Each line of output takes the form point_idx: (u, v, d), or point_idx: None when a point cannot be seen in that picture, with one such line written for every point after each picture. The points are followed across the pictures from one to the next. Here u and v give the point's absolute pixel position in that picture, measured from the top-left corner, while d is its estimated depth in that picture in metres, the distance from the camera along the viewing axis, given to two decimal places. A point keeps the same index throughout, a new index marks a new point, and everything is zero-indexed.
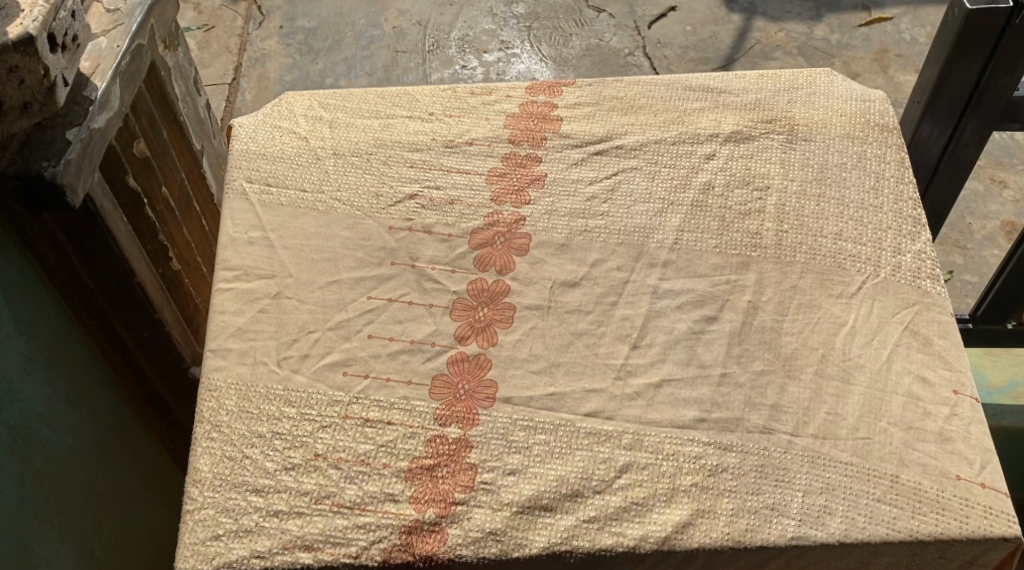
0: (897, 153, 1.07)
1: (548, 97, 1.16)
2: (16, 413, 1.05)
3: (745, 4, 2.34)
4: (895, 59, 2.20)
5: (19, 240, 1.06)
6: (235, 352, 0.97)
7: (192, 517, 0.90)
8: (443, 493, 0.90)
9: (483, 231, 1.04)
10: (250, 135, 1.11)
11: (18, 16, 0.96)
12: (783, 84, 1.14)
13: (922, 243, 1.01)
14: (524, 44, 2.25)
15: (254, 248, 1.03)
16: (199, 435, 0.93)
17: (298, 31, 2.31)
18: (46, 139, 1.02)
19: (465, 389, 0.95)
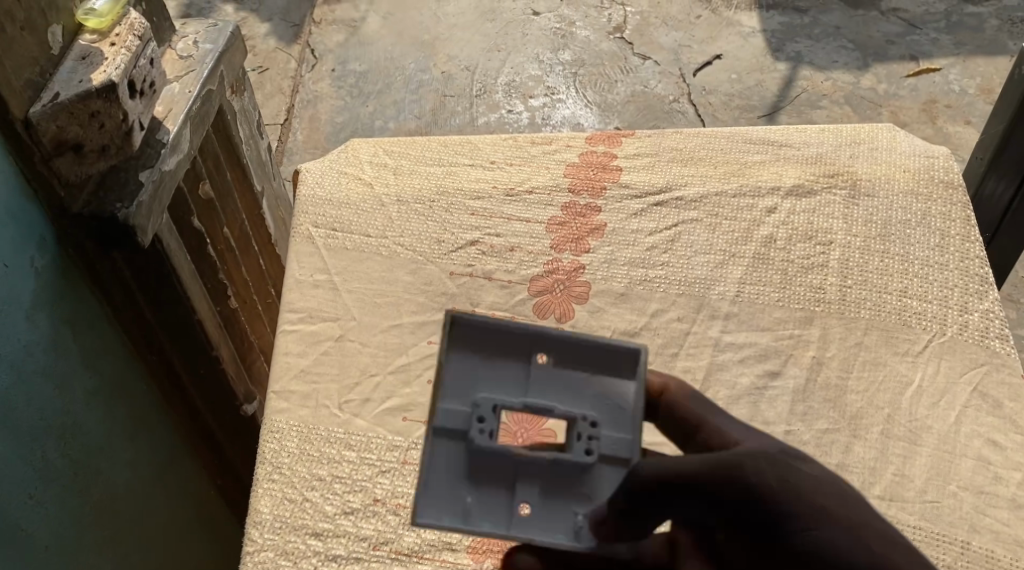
0: (963, 211, 1.06)
1: (608, 147, 1.17)
2: (78, 447, 1.06)
3: (791, 53, 2.33)
4: (944, 110, 2.18)
5: (88, 277, 1.07)
6: (298, 395, 0.98)
7: (252, 560, 0.90)
8: (501, 544, 0.90)
9: (544, 278, 1.04)
10: (317, 181, 1.13)
11: (101, 64, 1.01)
12: (845, 139, 1.14)
13: (990, 302, 1.00)
14: (570, 90, 2.27)
15: (318, 291, 1.04)
16: (261, 477, 0.94)
17: (348, 74, 2.35)
18: (119, 181, 1.04)
19: (523, 438, 0.95)
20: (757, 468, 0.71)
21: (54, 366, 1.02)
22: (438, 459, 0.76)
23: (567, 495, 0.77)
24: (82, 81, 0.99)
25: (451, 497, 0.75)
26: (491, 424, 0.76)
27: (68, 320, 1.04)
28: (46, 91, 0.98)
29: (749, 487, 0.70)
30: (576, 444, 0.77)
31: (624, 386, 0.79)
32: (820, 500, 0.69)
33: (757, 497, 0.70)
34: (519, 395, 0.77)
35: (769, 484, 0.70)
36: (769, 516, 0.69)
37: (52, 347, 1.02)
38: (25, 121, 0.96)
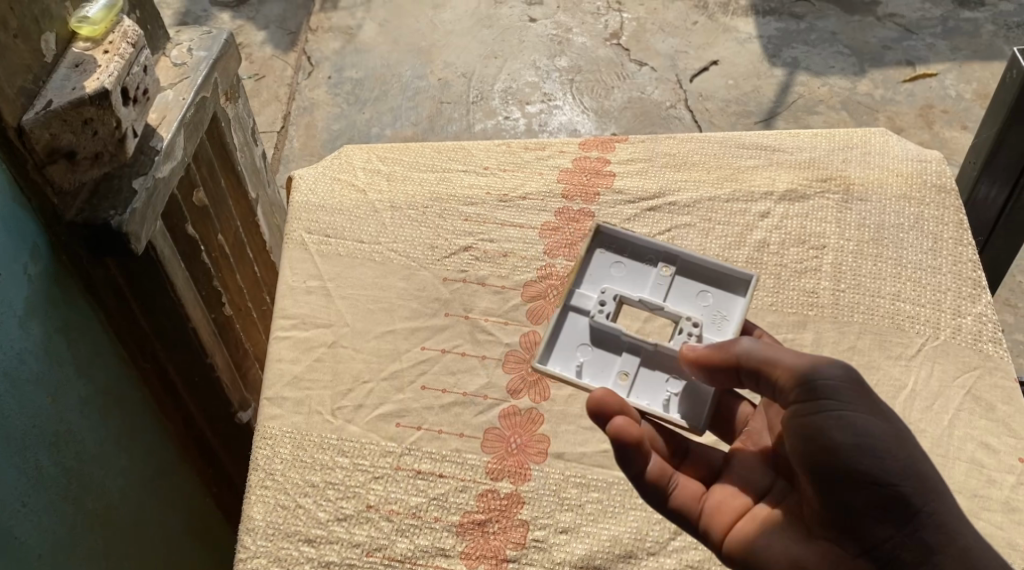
0: (956, 215, 1.06)
1: (601, 152, 1.17)
2: (72, 454, 1.06)
3: (787, 59, 2.33)
4: (941, 115, 2.18)
5: (82, 284, 1.08)
6: (291, 401, 0.98)
7: (245, 566, 0.90)
8: (495, 550, 0.89)
9: (537, 284, 1.04)
10: (311, 187, 1.13)
11: (94, 71, 1.00)
12: (838, 143, 1.14)
13: (983, 305, 1.00)
14: (566, 97, 2.28)
15: (311, 297, 1.04)
16: (253, 483, 0.94)
17: (344, 81, 2.35)
18: (113, 188, 1.04)
19: (517, 443, 0.94)
20: (847, 381, 0.81)
21: (47, 373, 1.02)
22: (564, 325, 0.93)
23: (659, 378, 0.91)
24: (75, 88, 0.99)
25: (572, 348, 0.92)
26: (609, 309, 0.93)
27: (61, 327, 1.04)
28: (39, 99, 0.98)
29: (841, 389, 0.80)
30: (680, 332, 0.92)
31: (725, 299, 0.93)
32: (892, 427, 0.80)
33: (846, 396, 0.80)
34: (637, 295, 0.94)
35: (856, 392, 0.81)
36: (845, 418, 0.79)
37: (45, 354, 1.02)
38: (18, 129, 0.96)
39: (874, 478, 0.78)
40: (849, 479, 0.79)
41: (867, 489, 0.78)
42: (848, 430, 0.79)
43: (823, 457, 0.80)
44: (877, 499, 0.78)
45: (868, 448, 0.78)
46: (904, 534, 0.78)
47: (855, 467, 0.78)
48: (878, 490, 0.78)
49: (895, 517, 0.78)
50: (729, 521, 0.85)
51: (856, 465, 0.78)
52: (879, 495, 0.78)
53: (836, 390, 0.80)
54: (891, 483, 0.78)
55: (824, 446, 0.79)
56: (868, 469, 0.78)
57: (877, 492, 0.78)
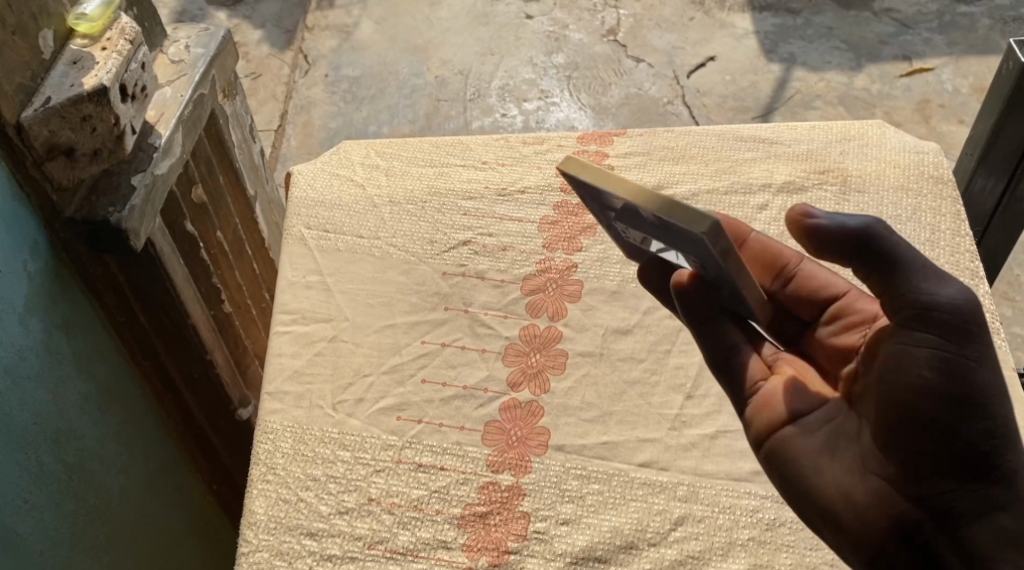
0: (952, 206, 1.07)
1: (599, 146, 1.17)
2: (72, 451, 1.06)
3: (784, 54, 2.34)
4: (938, 109, 2.19)
5: (82, 282, 1.08)
6: (291, 395, 0.98)
7: (247, 560, 0.90)
8: (496, 542, 0.89)
9: (536, 277, 1.05)
10: (309, 183, 1.13)
11: (93, 68, 1.01)
12: (835, 135, 1.14)
13: (980, 295, 1.00)
14: (563, 93, 2.28)
15: (311, 292, 1.04)
16: (255, 477, 0.94)
17: (342, 79, 2.35)
18: (112, 185, 1.05)
19: (517, 436, 0.95)
20: (973, 320, 0.75)
21: (48, 370, 1.02)
22: None
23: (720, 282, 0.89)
24: (73, 85, 0.99)
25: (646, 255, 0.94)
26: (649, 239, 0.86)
27: (61, 324, 1.04)
28: (38, 96, 0.98)
29: (959, 331, 0.74)
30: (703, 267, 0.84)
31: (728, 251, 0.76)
32: (1000, 383, 0.74)
33: (964, 339, 0.74)
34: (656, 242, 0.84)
35: (972, 337, 0.74)
36: (954, 364, 0.74)
37: (46, 352, 1.02)
38: (16, 126, 0.96)
39: (958, 430, 0.74)
40: (935, 427, 0.74)
41: (945, 439, 0.74)
42: (956, 379, 0.74)
43: (918, 401, 0.74)
44: (958, 453, 0.74)
45: (969, 396, 0.73)
46: (974, 495, 0.75)
47: (945, 413, 0.74)
48: (960, 442, 0.74)
49: (971, 476, 0.75)
50: (783, 419, 0.84)
51: (944, 410, 0.74)
52: (957, 445, 0.74)
53: (955, 331, 0.74)
54: (978, 441, 0.74)
55: (922, 388, 0.74)
56: (957, 420, 0.74)
57: (961, 447, 0.74)
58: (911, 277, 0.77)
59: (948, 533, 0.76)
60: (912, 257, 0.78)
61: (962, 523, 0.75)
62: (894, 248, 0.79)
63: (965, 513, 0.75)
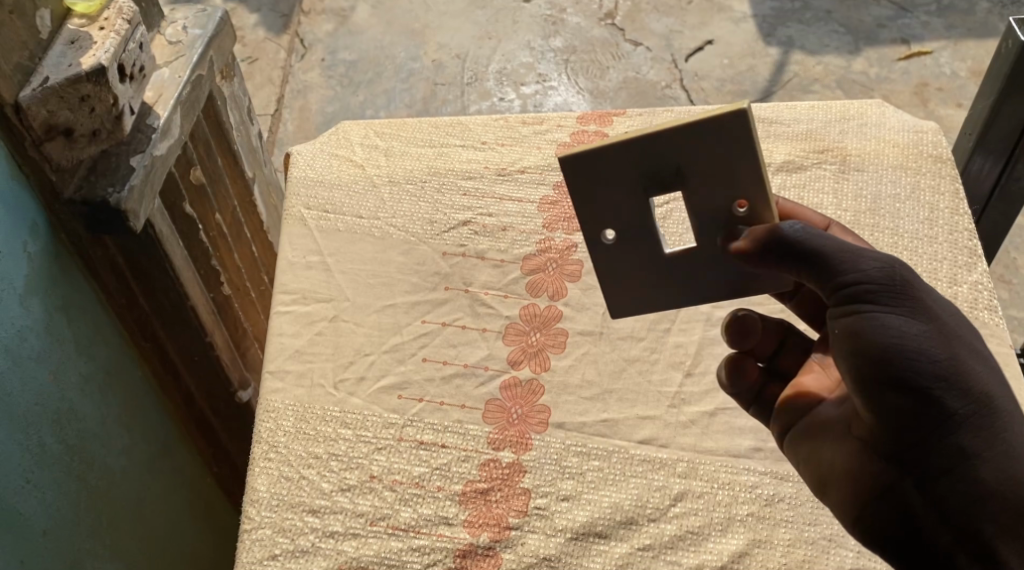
0: (952, 184, 1.07)
1: (599, 126, 1.17)
2: (74, 432, 1.06)
3: (781, 38, 2.33)
4: (936, 93, 2.19)
5: (82, 264, 1.09)
6: (292, 374, 0.99)
7: (250, 537, 0.90)
8: (497, 518, 0.90)
9: (537, 257, 1.05)
10: (309, 164, 1.14)
11: (90, 48, 1.01)
12: (835, 115, 1.14)
13: (979, 273, 1.00)
14: (561, 77, 2.27)
15: (312, 272, 1.05)
16: (257, 456, 0.94)
17: (339, 64, 2.35)
18: (111, 166, 1.04)
19: (518, 413, 0.95)
20: (907, 283, 0.77)
21: (48, 351, 1.03)
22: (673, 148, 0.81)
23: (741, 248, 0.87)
24: (71, 65, 0.99)
25: (707, 150, 0.81)
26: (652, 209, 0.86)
27: (61, 306, 1.04)
28: (36, 75, 0.98)
29: (895, 296, 0.76)
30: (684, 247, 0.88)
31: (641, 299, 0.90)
32: (956, 346, 0.76)
33: (905, 302, 0.76)
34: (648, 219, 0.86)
35: (912, 299, 0.76)
36: (900, 327, 0.75)
37: (46, 333, 1.02)
38: (15, 106, 0.96)
39: (908, 385, 0.74)
40: (899, 396, 0.75)
41: (896, 396, 0.75)
42: (893, 339, 0.75)
43: (873, 369, 0.75)
44: (929, 420, 0.74)
45: (910, 353, 0.74)
46: (957, 462, 0.74)
47: (890, 371, 0.75)
48: (912, 398, 0.74)
49: (947, 443, 0.74)
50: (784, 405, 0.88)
51: (890, 369, 0.75)
52: (914, 402, 0.74)
53: (892, 296, 0.76)
54: (948, 406, 0.74)
55: (874, 357, 0.75)
56: (904, 376, 0.74)
57: (929, 414, 0.74)
58: (831, 266, 0.77)
59: (930, 496, 0.75)
60: (834, 243, 0.78)
61: (941, 480, 0.74)
62: (811, 241, 0.78)
63: (948, 483, 0.74)
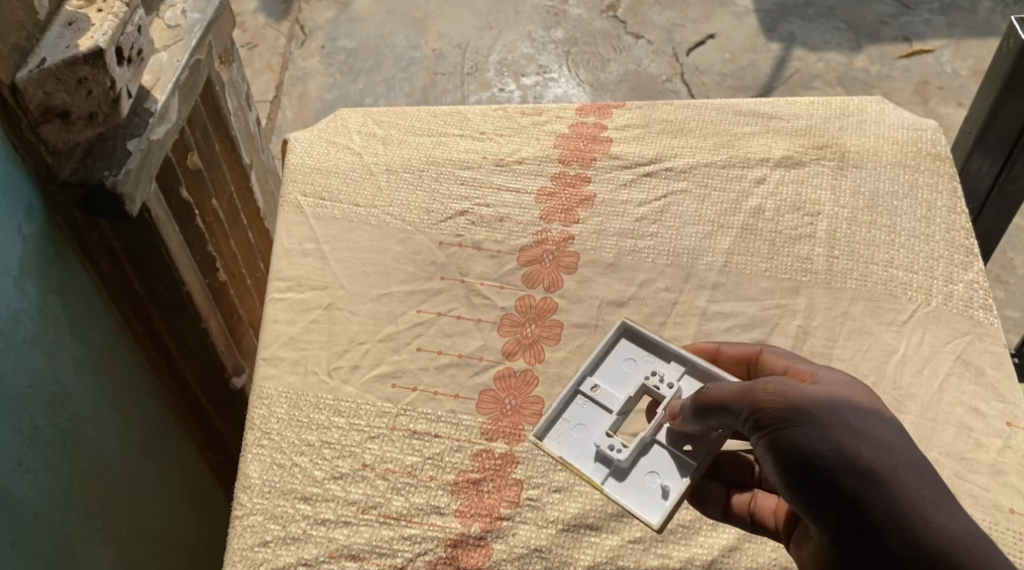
0: (949, 183, 1.07)
1: (598, 118, 1.17)
2: (67, 415, 1.06)
3: (783, 33, 2.33)
4: (936, 92, 2.18)
5: (78, 248, 1.08)
6: (286, 361, 0.98)
7: (241, 523, 0.90)
8: (489, 508, 0.90)
9: (533, 248, 1.05)
10: (306, 150, 1.13)
11: (88, 30, 1.00)
12: (835, 111, 1.14)
13: (974, 273, 1.00)
14: (562, 69, 2.27)
15: (308, 259, 1.05)
16: (249, 442, 0.94)
17: (338, 51, 2.34)
18: (107, 149, 1.04)
19: (511, 404, 0.95)
20: (792, 390, 0.74)
21: (43, 333, 1.02)
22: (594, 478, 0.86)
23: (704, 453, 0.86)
24: (69, 46, 0.98)
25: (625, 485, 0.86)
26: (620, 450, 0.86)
27: (56, 288, 1.04)
28: (33, 57, 0.97)
29: (786, 403, 0.73)
30: (668, 392, 0.88)
31: (663, 361, 0.90)
32: (853, 438, 0.72)
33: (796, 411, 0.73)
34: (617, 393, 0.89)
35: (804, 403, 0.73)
36: (796, 432, 0.72)
37: (41, 315, 1.02)
38: (11, 87, 0.96)
39: (818, 491, 0.71)
40: (817, 502, 0.71)
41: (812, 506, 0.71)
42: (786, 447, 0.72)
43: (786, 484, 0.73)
44: (838, 518, 0.71)
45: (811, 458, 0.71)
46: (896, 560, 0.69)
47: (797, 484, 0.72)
48: (829, 504, 0.71)
49: (873, 539, 0.69)
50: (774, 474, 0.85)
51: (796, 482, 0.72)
52: (830, 508, 0.71)
53: (765, 405, 0.74)
54: (848, 496, 0.70)
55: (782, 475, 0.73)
56: (811, 483, 0.71)
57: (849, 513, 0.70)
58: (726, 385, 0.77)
59: None
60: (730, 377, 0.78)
61: None
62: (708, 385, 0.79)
63: None
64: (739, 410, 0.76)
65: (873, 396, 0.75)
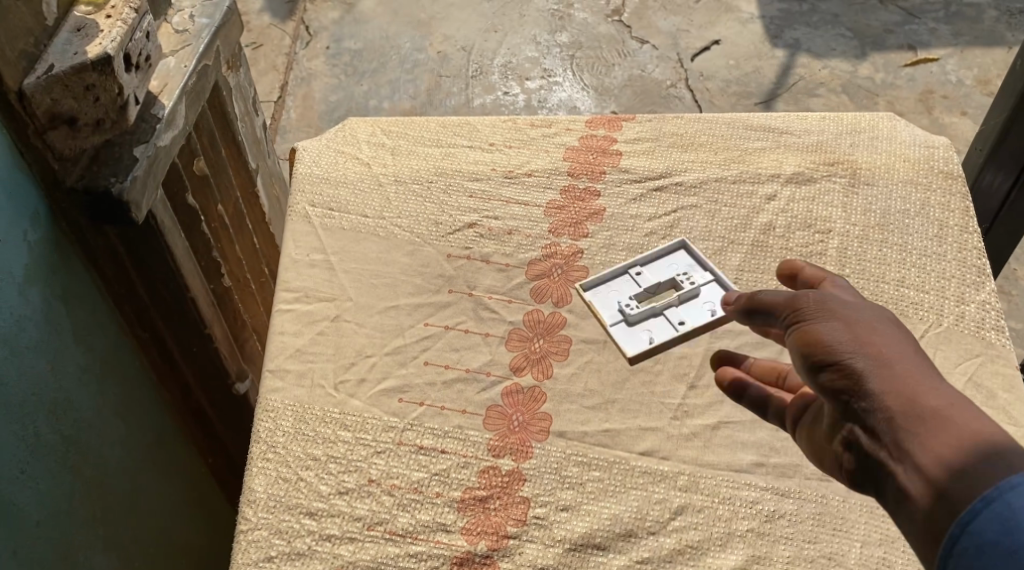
0: (962, 202, 1.06)
1: (607, 131, 1.16)
2: (71, 422, 1.05)
3: (789, 40, 2.32)
4: (941, 101, 2.18)
5: (83, 254, 1.07)
6: (292, 374, 0.98)
7: (246, 538, 0.90)
8: (496, 526, 0.89)
9: (541, 262, 1.04)
10: (314, 160, 1.13)
11: (96, 36, 0.99)
12: (846, 127, 1.14)
13: (986, 293, 1.00)
14: (566, 73, 2.26)
15: (315, 270, 1.04)
16: (255, 455, 0.93)
17: (343, 52, 2.33)
18: (114, 155, 1.03)
19: (519, 421, 0.94)
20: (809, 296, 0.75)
21: (46, 340, 1.02)
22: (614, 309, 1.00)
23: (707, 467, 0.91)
24: (77, 52, 0.98)
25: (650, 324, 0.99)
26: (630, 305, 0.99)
27: (60, 294, 1.03)
28: (41, 63, 0.97)
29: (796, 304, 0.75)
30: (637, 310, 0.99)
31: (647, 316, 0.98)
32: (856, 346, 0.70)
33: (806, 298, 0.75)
34: (615, 306, 1.00)
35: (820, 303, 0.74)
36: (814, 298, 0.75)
37: (45, 321, 1.01)
38: (18, 92, 0.95)
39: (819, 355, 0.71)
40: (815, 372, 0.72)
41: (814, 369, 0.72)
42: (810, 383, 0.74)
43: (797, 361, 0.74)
44: (875, 472, 0.69)
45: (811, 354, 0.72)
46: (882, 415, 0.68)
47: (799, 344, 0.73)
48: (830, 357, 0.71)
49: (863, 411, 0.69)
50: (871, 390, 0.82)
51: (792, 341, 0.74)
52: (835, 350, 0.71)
53: (812, 343, 0.72)
54: (868, 456, 0.69)
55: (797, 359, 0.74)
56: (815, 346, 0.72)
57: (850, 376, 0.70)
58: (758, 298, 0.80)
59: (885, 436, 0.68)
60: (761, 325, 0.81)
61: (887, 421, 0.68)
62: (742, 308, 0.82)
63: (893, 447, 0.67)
64: (782, 310, 0.76)
65: (969, 406, 0.67)
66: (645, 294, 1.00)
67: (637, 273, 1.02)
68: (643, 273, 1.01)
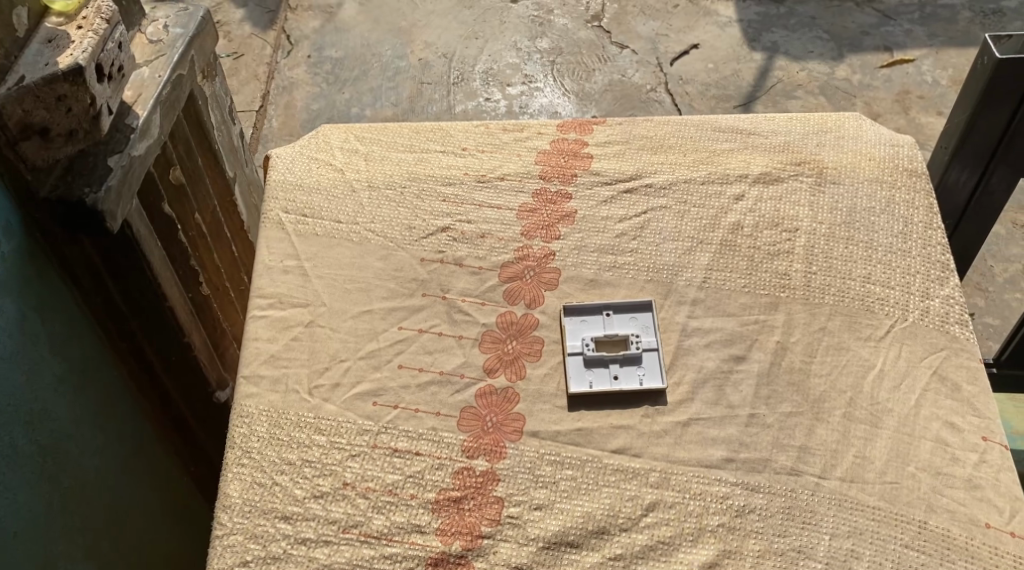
0: (926, 199, 1.08)
1: (579, 135, 1.17)
2: (47, 433, 1.06)
3: (766, 43, 2.35)
4: (917, 101, 2.20)
5: (59, 265, 1.07)
6: (267, 379, 0.99)
7: (222, 543, 0.91)
8: (470, 526, 0.90)
9: (514, 265, 1.05)
10: (288, 166, 1.14)
11: (68, 47, 1.00)
12: (813, 127, 1.15)
13: (950, 288, 1.02)
14: (547, 78, 2.27)
15: (288, 277, 1.05)
16: (230, 461, 0.94)
17: (325, 60, 2.34)
18: (88, 165, 1.04)
19: (492, 422, 0.95)
20: None
21: (21, 351, 1.02)
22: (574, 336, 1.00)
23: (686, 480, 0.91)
24: (48, 63, 0.99)
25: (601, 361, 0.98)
26: (586, 344, 0.99)
27: (36, 304, 1.03)
28: (12, 74, 0.98)
29: None
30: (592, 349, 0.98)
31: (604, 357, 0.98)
32: None
33: None
34: (581, 340, 0.99)
35: None
36: None
37: (20, 333, 1.01)
38: None
39: None
40: None
41: None
42: None
43: None
44: None
45: None
46: None
47: None
48: None
49: None
50: None
51: None
52: None
53: None
54: None
55: None
56: None
57: None
58: None
59: None
60: None
61: None
62: None
63: None
64: None
65: None
66: (603, 340, 0.99)
67: (608, 316, 1.01)
68: (612, 317, 1.01)
